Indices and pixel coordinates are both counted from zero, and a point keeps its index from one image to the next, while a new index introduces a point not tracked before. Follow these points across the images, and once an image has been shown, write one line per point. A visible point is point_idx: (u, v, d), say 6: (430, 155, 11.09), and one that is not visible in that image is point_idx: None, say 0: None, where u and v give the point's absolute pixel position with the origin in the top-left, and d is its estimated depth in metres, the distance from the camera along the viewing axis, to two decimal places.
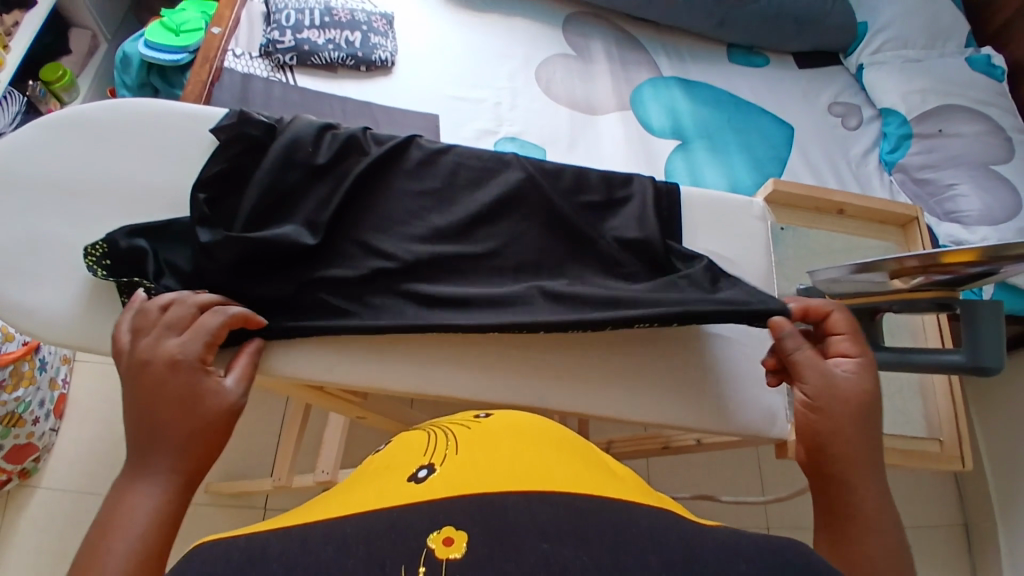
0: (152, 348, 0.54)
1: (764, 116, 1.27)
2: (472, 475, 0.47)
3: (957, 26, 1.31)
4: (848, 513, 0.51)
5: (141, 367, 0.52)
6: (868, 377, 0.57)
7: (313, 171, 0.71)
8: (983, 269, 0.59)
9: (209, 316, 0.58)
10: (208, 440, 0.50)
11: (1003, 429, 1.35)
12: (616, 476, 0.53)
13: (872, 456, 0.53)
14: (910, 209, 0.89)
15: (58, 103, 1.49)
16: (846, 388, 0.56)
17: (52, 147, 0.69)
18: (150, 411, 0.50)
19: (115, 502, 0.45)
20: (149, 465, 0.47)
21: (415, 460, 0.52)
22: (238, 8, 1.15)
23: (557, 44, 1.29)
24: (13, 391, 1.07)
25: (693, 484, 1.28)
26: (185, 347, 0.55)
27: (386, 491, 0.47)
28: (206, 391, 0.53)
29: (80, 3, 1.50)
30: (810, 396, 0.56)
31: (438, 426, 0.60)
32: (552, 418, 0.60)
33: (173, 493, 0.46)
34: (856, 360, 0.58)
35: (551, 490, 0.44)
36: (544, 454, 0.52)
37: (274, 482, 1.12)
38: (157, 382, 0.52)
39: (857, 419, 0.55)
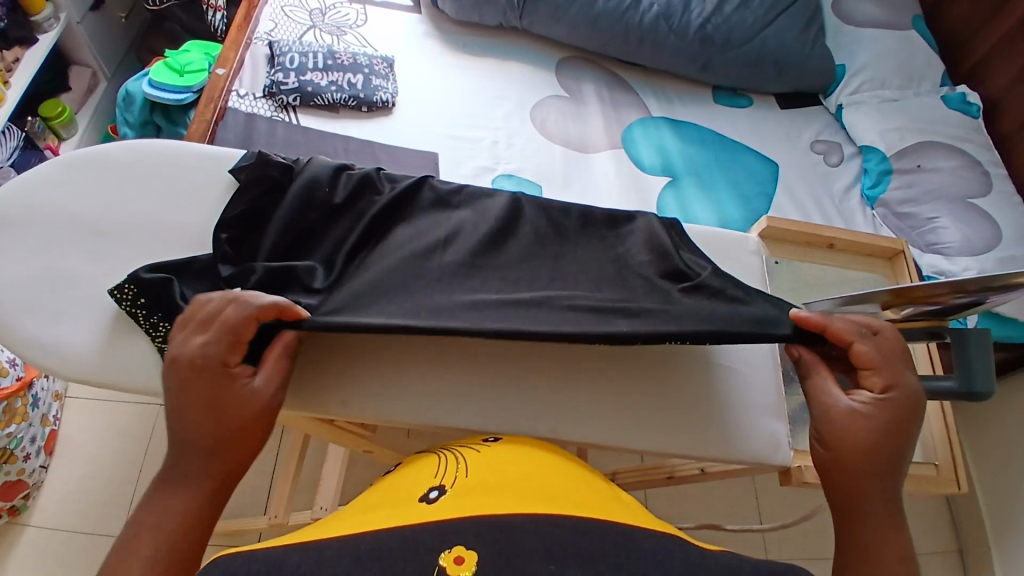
0: (180, 347, 0.58)
1: (751, 153, 1.33)
2: (482, 496, 0.48)
3: (930, 69, 1.38)
4: (848, 537, 0.55)
5: (173, 369, 0.57)
6: (883, 414, 0.59)
7: (331, 210, 0.74)
8: (969, 300, 0.62)
9: (233, 309, 0.59)
10: (237, 449, 0.56)
11: (994, 455, 1.38)
12: (621, 503, 0.54)
13: (885, 486, 0.57)
14: (896, 242, 0.93)
15: (56, 139, 1.50)
16: (850, 421, 0.59)
17: (69, 185, 0.71)
18: (183, 418, 0.55)
19: (150, 505, 0.51)
20: (182, 471, 0.53)
21: (427, 481, 0.53)
22: (242, 50, 1.19)
23: (551, 86, 1.34)
24: (5, 427, 1.06)
25: (693, 516, 1.28)
26: (207, 349, 0.57)
27: (398, 510, 0.48)
28: (231, 398, 0.57)
29: (82, 43, 1.54)
30: (817, 431, 0.62)
31: (447, 450, 0.61)
32: (560, 452, 0.62)
33: (200, 496, 0.52)
34: (878, 394, 0.60)
35: (560, 513, 0.45)
36: (553, 481, 0.53)
37: (271, 519, 1.10)
38: (186, 388, 0.56)
39: (869, 453, 0.58)
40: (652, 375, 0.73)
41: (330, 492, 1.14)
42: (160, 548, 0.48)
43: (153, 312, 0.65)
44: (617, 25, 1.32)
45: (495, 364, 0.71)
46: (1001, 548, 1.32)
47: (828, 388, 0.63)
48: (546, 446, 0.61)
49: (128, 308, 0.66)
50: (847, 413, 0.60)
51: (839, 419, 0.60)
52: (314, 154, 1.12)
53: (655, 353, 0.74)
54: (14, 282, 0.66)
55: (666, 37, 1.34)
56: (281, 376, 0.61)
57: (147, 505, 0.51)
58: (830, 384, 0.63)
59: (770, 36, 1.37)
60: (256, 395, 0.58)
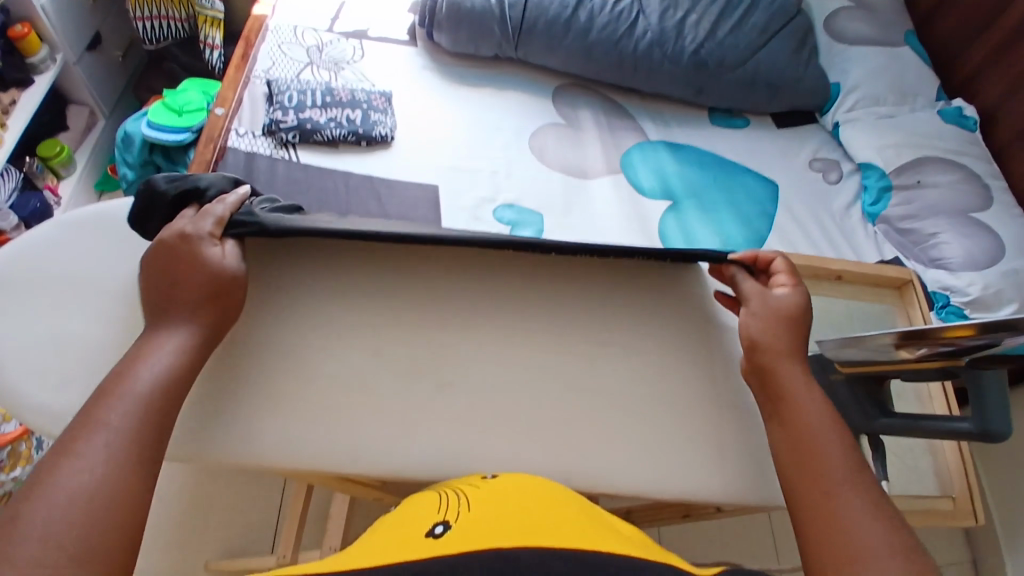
0: (170, 226, 0.62)
1: (749, 173, 1.32)
2: (487, 528, 0.48)
3: (923, 86, 1.40)
4: (779, 397, 0.63)
5: (160, 244, 0.61)
6: (803, 299, 0.67)
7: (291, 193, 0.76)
8: (982, 343, 0.59)
9: (215, 205, 0.64)
10: (199, 316, 0.60)
11: (1005, 474, 1.38)
12: (618, 532, 0.52)
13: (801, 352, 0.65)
14: (903, 271, 0.94)
15: (55, 179, 1.50)
16: (785, 306, 0.66)
17: (72, 243, 0.70)
18: (164, 283, 0.60)
19: (125, 370, 0.56)
20: (156, 339, 0.58)
21: (430, 517, 0.53)
22: (240, 89, 1.19)
23: (548, 114, 1.34)
24: (9, 471, 1.06)
25: (710, 551, 1.27)
26: (194, 225, 0.62)
27: (405, 545, 0.47)
28: (195, 266, 0.60)
29: (79, 81, 1.55)
30: (756, 311, 0.67)
31: (449, 487, 0.59)
32: (562, 486, 0.60)
33: (162, 386, 0.56)
34: (793, 287, 0.68)
35: (589, 548, 0.45)
36: (561, 514, 0.52)
37: (280, 561, 1.11)
38: (171, 257, 0.60)
39: (788, 326, 0.65)
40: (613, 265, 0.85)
41: (339, 533, 1.14)
42: (86, 480, 0.48)
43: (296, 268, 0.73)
44: (611, 52, 1.33)
45: (509, 406, 0.70)
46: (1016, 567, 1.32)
47: (752, 287, 0.69)
48: (545, 480, 0.59)
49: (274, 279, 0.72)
50: (782, 301, 0.67)
51: (778, 308, 0.66)
52: (315, 190, 1.10)
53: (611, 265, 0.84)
54: (19, 343, 0.65)
55: (660, 62, 1.35)
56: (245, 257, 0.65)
57: (114, 380, 0.55)
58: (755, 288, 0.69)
59: (765, 57, 1.39)
60: (227, 270, 0.62)
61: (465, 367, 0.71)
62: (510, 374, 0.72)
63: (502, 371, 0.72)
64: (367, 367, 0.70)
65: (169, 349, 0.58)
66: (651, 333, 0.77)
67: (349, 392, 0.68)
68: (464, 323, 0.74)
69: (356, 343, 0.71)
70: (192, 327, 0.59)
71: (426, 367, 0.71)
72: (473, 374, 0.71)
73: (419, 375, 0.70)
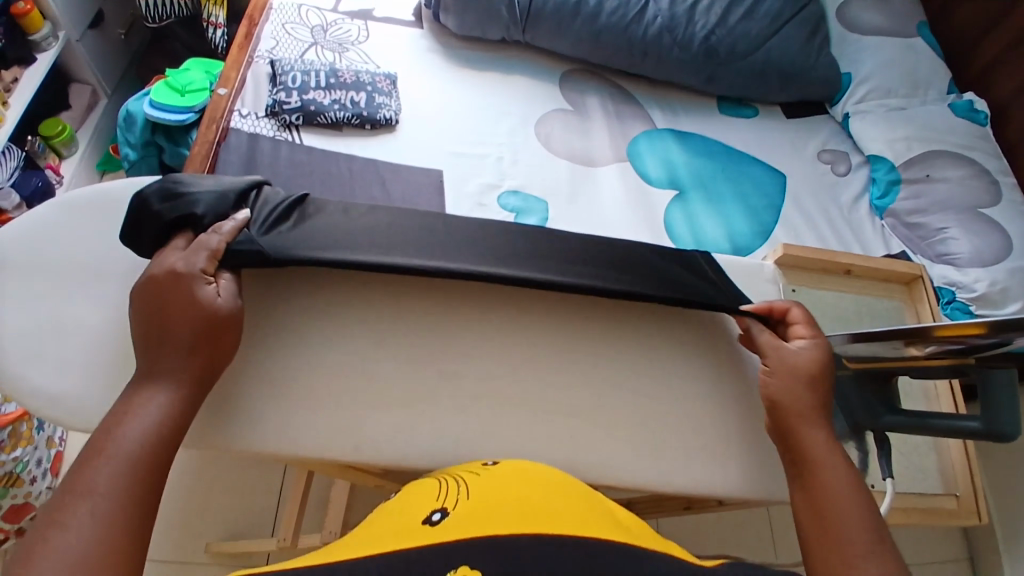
0: (161, 261, 0.60)
1: (757, 164, 1.31)
2: (484, 515, 0.47)
3: (935, 78, 1.39)
4: (802, 457, 0.62)
5: (150, 280, 0.58)
6: (822, 352, 0.66)
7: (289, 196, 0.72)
8: (992, 342, 0.58)
9: (209, 235, 0.61)
10: (193, 364, 0.57)
11: (1005, 470, 1.38)
12: (616, 518, 0.52)
13: (823, 408, 0.64)
14: (912, 267, 0.94)
15: (57, 158, 1.49)
16: (801, 361, 0.66)
17: (73, 225, 0.69)
18: (154, 324, 0.57)
19: (112, 425, 0.52)
20: (150, 387, 0.55)
21: (427, 505, 0.52)
22: (244, 69, 1.17)
23: (555, 100, 1.32)
24: (10, 452, 1.05)
25: (709, 542, 1.28)
26: (185, 260, 0.59)
27: (403, 532, 0.47)
28: (187, 307, 0.57)
29: (81, 59, 1.53)
30: (772, 368, 0.67)
31: (449, 474, 0.59)
32: (561, 471, 0.60)
33: (155, 437, 0.53)
34: (811, 339, 0.67)
35: (586, 535, 0.45)
36: (560, 500, 0.52)
37: (280, 543, 1.11)
38: (162, 297, 0.57)
39: (808, 383, 0.65)
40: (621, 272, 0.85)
41: (339, 517, 1.15)
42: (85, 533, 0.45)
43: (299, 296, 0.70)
44: (620, 38, 1.31)
45: (514, 396, 0.70)
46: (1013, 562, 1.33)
47: (769, 341, 0.69)
48: (545, 466, 0.59)
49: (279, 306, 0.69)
50: (797, 357, 0.66)
51: (792, 362, 0.66)
52: (318, 173, 1.09)
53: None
54: (22, 326, 0.64)
55: (669, 48, 1.33)
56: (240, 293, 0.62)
57: (104, 432, 0.52)
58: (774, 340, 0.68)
59: (776, 46, 1.37)
60: (220, 308, 0.59)
61: (470, 357, 0.71)
62: (515, 364, 0.72)
63: (507, 360, 0.71)
64: (372, 354, 0.69)
65: (161, 399, 0.55)
66: (659, 336, 0.76)
67: (353, 380, 0.68)
68: (469, 313, 0.73)
69: (360, 331, 0.70)
70: (184, 374, 0.56)
71: (430, 355, 0.70)
72: (477, 362, 0.71)
73: (423, 363, 0.70)
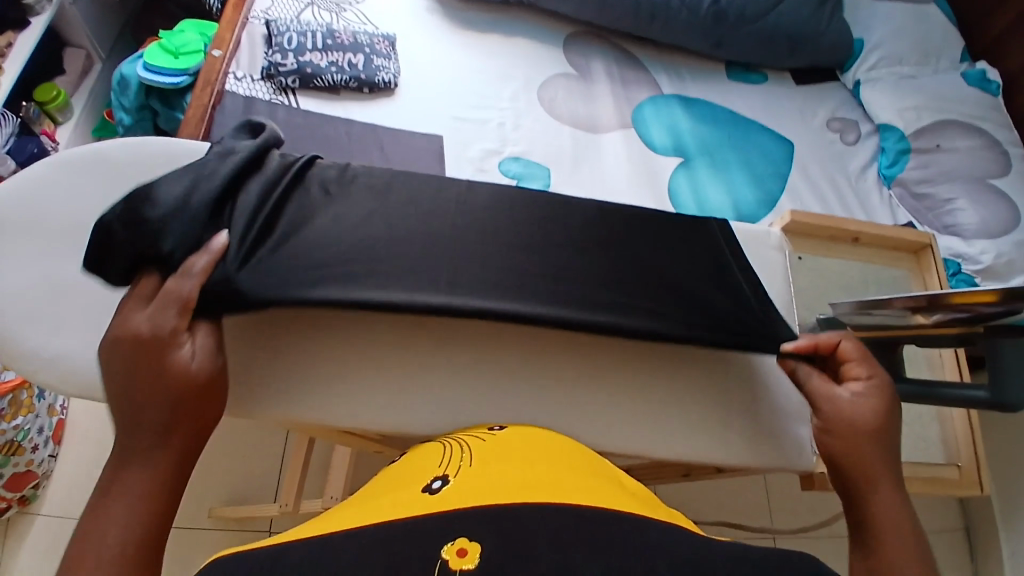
0: (123, 323, 0.52)
1: (763, 131, 1.28)
2: (485, 483, 0.46)
3: (947, 46, 1.36)
4: (866, 523, 0.53)
5: (112, 347, 0.52)
6: (878, 398, 0.60)
7: (263, 171, 0.66)
8: (1000, 311, 0.58)
9: (179, 281, 0.54)
10: (171, 438, 0.50)
11: (1005, 442, 1.39)
12: (620, 486, 0.51)
13: (892, 469, 0.57)
14: (922, 236, 0.92)
15: (52, 125, 1.46)
16: (857, 411, 0.59)
17: (65, 186, 0.67)
18: (128, 398, 0.50)
19: (85, 527, 0.44)
20: (127, 471, 0.47)
21: (430, 471, 0.51)
22: (238, 30, 1.13)
23: (559, 64, 1.29)
24: (11, 420, 1.05)
25: (707, 510, 1.30)
26: (154, 319, 0.52)
27: (400, 499, 0.46)
28: (162, 375, 0.50)
29: (75, 23, 1.49)
30: (823, 420, 0.61)
31: (453, 439, 0.59)
32: (567, 438, 0.59)
33: (140, 534, 0.45)
34: (868, 382, 0.61)
35: (590, 503, 0.43)
36: (566, 470, 0.50)
37: (282, 508, 1.13)
38: (131, 367, 0.51)
39: (873, 441, 0.58)
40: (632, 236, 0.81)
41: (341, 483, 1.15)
42: None
43: (290, 333, 0.66)
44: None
45: (513, 364, 0.69)
46: (1009, 532, 1.35)
47: (821, 385, 0.63)
48: (551, 433, 0.58)
49: (266, 345, 0.65)
50: (848, 405, 0.60)
51: (845, 413, 0.60)
52: (315, 137, 1.06)
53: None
54: (12, 290, 0.63)
55: (677, 11, 1.29)
56: (219, 347, 0.55)
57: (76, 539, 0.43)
58: (823, 386, 0.63)
59: (786, 10, 1.33)
60: (195, 370, 0.52)
61: (469, 325, 0.70)
62: (515, 331, 0.71)
63: (506, 330, 0.71)
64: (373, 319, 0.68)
65: (141, 485, 0.47)
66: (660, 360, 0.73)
67: (354, 347, 0.67)
68: None
69: None
70: (166, 450, 0.49)
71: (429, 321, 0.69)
72: (475, 329, 0.70)
73: (421, 330, 0.69)
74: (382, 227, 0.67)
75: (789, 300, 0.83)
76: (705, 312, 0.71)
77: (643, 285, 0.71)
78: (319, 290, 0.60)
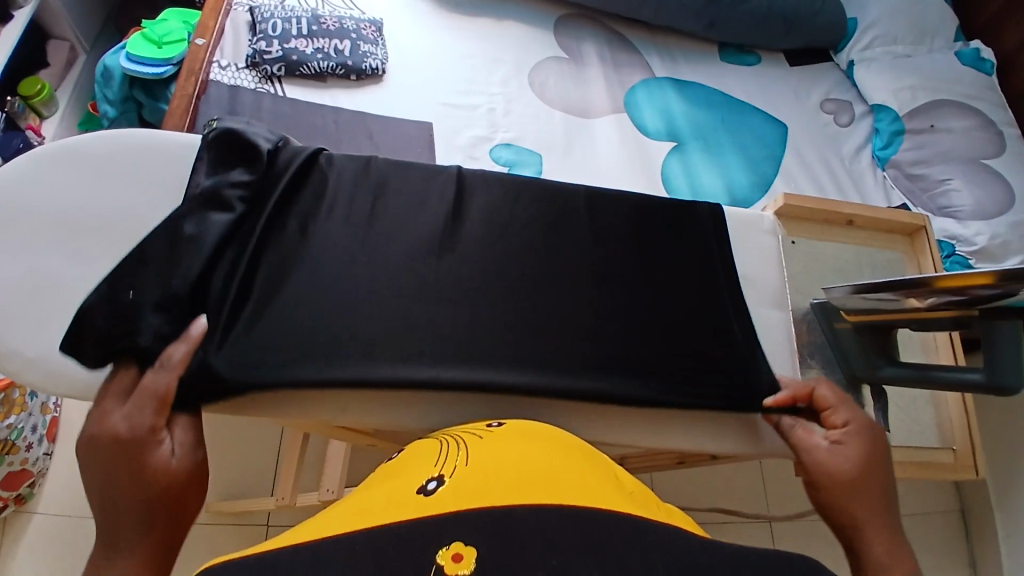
0: (97, 422, 0.48)
1: (757, 113, 1.27)
2: (484, 484, 0.42)
3: (942, 25, 1.34)
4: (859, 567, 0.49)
5: (88, 448, 0.47)
6: (856, 440, 0.58)
7: (250, 206, 0.68)
8: (996, 293, 0.57)
9: (156, 376, 0.52)
10: (154, 543, 0.43)
11: (999, 423, 1.40)
12: (619, 484, 0.49)
13: (884, 512, 0.52)
14: (916, 218, 0.92)
15: (38, 119, 1.43)
16: (834, 456, 0.58)
17: (49, 182, 0.66)
18: (108, 502, 0.45)
19: None
20: None
21: (425, 471, 0.47)
22: (222, 18, 1.11)
23: (549, 48, 1.27)
24: (4, 418, 1.04)
25: (703, 496, 1.30)
26: (132, 417, 0.49)
27: (393, 503, 0.42)
28: (140, 476, 0.46)
29: (57, 14, 1.46)
30: (806, 471, 0.59)
31: (449, 435, 0.55)
32: (571, 433, 0.55)
33: None
34: (846, 427, 0.60)
35: (597, 507, 0.40)
36: (569, 467, 0.47)
37: (278, 501, 1.12)
38: (109, 465, 0.46)
39: (857, 483, 0.55)
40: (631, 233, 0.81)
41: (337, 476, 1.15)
42: None
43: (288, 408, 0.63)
44: None
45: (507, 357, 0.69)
46: (1004, 511, 1.36)
47: (802, 436, 0.63)
48: (554, 427, 0.54)
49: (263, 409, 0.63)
50: (826, 452, 0.59)
51: (824, 460, 0.58)
52: (302, 127, 1.04)
53: (613, 209, 0.82)
54: None
55: None
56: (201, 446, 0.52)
57: None
58: (804, 436, 0.63)
59: None
60: (178, 465, 0.48)
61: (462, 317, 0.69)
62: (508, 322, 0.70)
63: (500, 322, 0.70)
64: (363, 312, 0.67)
65: None
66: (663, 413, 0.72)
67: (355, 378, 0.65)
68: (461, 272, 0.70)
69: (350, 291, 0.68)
70: (151, 552, 0.43)
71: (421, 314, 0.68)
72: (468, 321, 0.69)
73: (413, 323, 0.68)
74: (362, 260, 0.70)
75: (782, 284, 0.83)
76: (675, 348, 0.74)
77: (617, 316, 0.74)
78: (304, 332, 0.64)
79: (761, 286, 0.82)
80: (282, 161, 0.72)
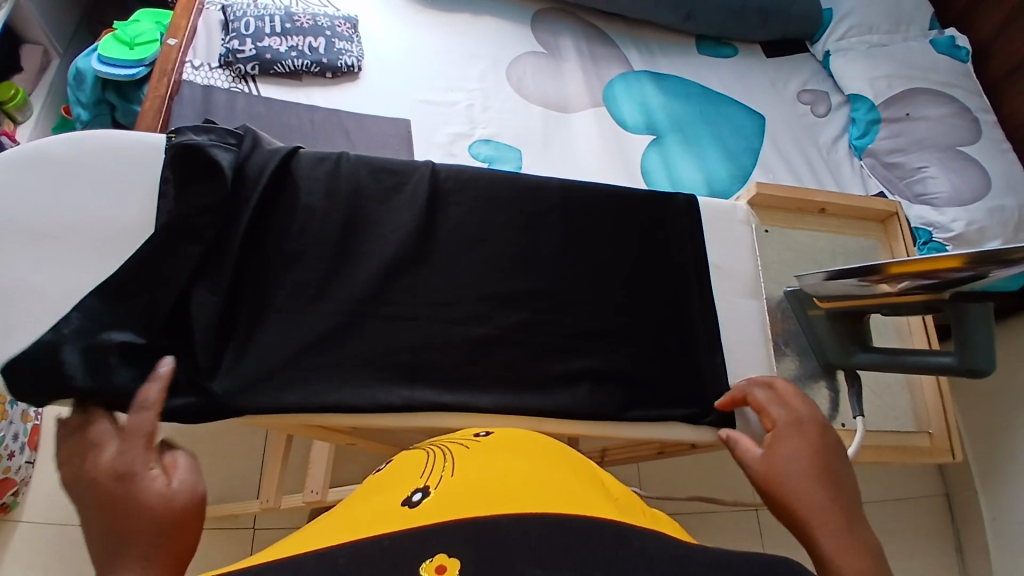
0: (89, 463, 0.44)
1: (736, 105, 1.27)
2: (469, 494, 0.42)
3: (916, 14, 1.35)
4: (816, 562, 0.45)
5: (86, 489, 0.43)
6: (793, 434, 0.56)
7: (220, 212, 0.67)
8: (970, 275, 0.58)
9: (140, 402, 0.47)
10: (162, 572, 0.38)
11: (982, 406, 1.41)
12: (604, 490, 0.48)
13: (833, 501, 0.48)
14: (890, 205, 0.93)
15: (11, 124, 1.40)
16: (770, 452, 0.54)
17: (15, 185, 0.63)
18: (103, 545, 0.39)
19: None
20: None
21: (411, 482, 0.47)
22: (194, 17, 1.09)
23: (526, 43, 1.26)
24: None
25: (690, 488, 1.30)
26: (120, 452, 0.44)
27: (377, 517, 0.42)
28: (132, 509, 0.40)
29: (28, 17, 1.43)
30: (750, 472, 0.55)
31: (436, 444, 0.55)
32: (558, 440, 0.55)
33: None
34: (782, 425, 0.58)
35: (580, 514, 0.40)
36: (554, 473, 0.47)
37: (263, 504, 1.11)
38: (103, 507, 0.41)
39: (799, 474, 0.51)
40: (608, 226, 0.81)
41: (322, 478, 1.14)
42: None
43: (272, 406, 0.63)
44: None
45: None
46: (988, 494, 1.37)
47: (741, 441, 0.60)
48: (542, 436, 0.54)
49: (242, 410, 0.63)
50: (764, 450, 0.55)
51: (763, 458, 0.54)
52: (277, 125, 1.03)
53: (590, 202, 0.82)
54: None
55: None
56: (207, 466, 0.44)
57: None
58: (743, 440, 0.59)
59: None
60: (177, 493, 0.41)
61: None
62: None
63: None
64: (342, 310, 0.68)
65: None
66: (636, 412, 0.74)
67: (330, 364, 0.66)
68: None
69: None
70: None
71: None
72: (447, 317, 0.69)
73: None
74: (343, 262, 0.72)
75: (757, 273, 0.84)
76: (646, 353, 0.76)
77: (592, 314, 0.76)
78: (285, 334, 0.65)
79: (736, 275, 0.83)
80: (249, 173, 0.69)
